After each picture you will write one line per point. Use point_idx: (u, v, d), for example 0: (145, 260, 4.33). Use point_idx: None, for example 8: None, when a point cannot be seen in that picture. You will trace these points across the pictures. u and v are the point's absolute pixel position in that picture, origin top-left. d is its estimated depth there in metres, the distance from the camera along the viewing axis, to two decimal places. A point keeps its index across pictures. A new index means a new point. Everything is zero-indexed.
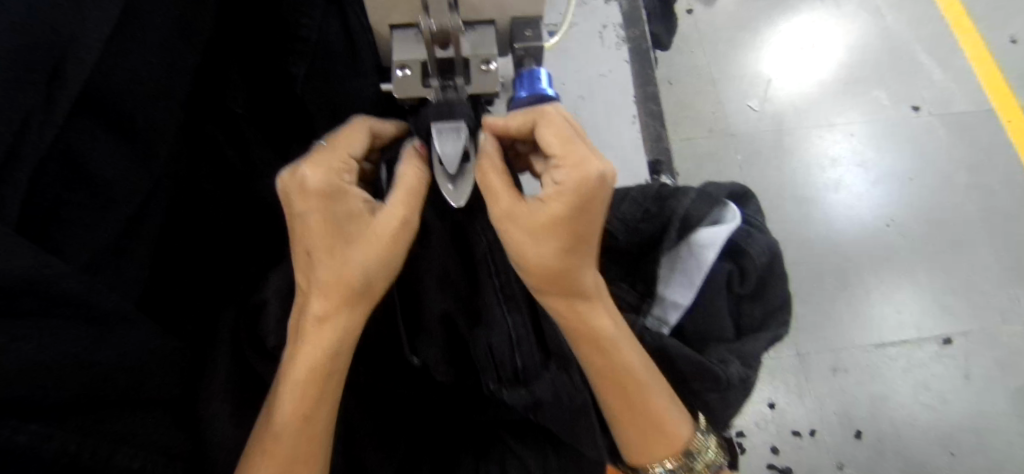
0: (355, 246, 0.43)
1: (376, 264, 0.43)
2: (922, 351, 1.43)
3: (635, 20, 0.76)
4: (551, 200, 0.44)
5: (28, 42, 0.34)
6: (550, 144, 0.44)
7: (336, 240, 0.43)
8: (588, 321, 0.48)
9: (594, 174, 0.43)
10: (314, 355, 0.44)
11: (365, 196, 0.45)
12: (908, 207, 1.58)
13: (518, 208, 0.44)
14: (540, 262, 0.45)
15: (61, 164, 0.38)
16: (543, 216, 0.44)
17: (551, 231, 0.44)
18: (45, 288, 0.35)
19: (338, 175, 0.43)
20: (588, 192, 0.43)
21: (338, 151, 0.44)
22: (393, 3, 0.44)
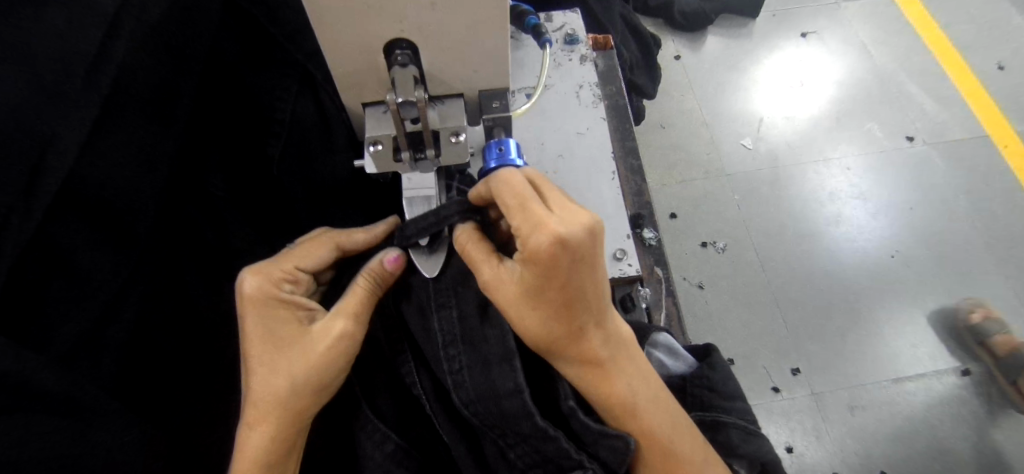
0: (285, 355, 0.46)
1: (293, 373, 0.46)
2: (940, 384, 1.39)
3: (610, 78, 0.78)
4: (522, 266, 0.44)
5: (4, 144, 0.35)
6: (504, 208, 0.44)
7: (267, 346, 0.46)
8: (610, 385, 0.47)
9: (543, 242, 0.41)
10: (249, 462, 0.44)
11: (306, 306, 0.49)
12: (912, 237, 1.56)
13: (499, 275, 0.45)
14: (537, 334, 0.45)
15: (39, 258, 0.38)
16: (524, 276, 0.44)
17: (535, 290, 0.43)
18: (21, 384, 0.35)
19: (276, 285, 0.48)
20: (544, 264, 0.42)
21: (282, 262, 0.48)
22: (365, 83, 0.46)
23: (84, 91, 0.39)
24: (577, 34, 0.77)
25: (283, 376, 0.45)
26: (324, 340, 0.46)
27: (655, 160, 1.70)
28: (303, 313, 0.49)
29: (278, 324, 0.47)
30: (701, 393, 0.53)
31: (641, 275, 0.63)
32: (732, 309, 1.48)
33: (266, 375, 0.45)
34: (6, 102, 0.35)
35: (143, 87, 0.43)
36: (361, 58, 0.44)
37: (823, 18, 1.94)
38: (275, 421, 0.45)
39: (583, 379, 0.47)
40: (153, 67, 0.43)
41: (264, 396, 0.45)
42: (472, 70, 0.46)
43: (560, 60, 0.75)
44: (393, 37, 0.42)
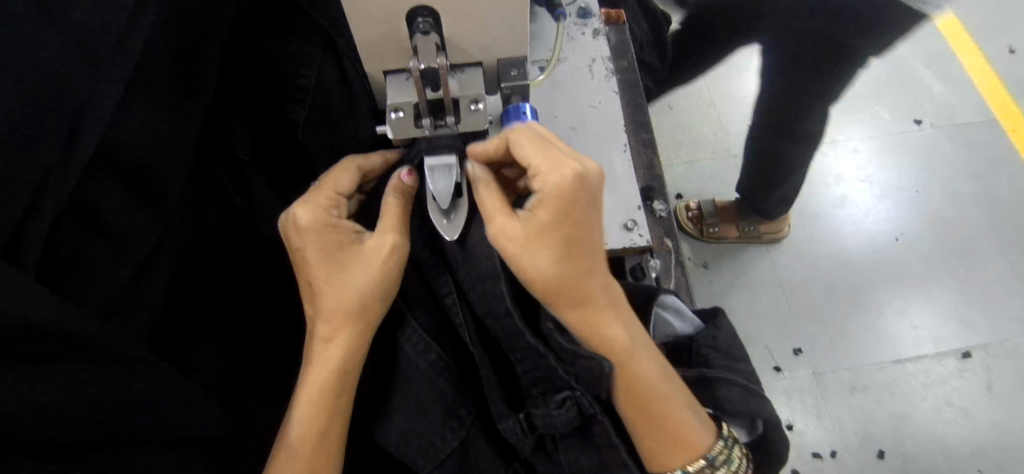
0: (344, 272, 0.48)
1: (351, 289, 0.48)
2: (941, 365, 1.41)
3: (623, 52, 0.79)
4: (536, 209, 0.46)
5: (48, 103, 0.37)
6: (525, 156, 0.46)
7: (327, 266, 0.48)
8: (590, 328, 0.48)
9: (569, 175, 0.44)
10: (325, 373, 0.47)
11: (354, 229, 0.50)
12: (917, 221, 1.57)
13: (505, 225, 0.46)
14: (538, 276, 0.46)
15: (78, 217, 0.40)
16: (533, 225, 0.46)
17: (542, 236, 0.46)
18: (64, 332, 0.37)
19: (326, 211, 0.49)
20: (567, 194, 0.45)
21: (329, 189, 0.49)
22: (386, 51, 0.47)
23: (117, 54, 0.40)
24: (590, 8, 0.77)
25: (345, 290, 0.48)
26: (377, 258, 0.48)
27: (663, 141, 1.71)
28: (352, 235, 0.50)
29: (337, 244, 0.49)
30: (706, 351, 0.56)
31: (651, 245, 0.64)
32: (735, 289, 1.51)
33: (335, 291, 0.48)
34: (47, 64, 0.37)
35: (172, 52, 0.44)
36: (384, 27, 0.45)
37: None
38: (338, 332, 0.48)
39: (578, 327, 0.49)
40: (180, 32, 0.44)
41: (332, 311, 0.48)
42: (493, 38, 0.47)
43: (574, 34, 0.75)
44: (416, 5, 0.43)
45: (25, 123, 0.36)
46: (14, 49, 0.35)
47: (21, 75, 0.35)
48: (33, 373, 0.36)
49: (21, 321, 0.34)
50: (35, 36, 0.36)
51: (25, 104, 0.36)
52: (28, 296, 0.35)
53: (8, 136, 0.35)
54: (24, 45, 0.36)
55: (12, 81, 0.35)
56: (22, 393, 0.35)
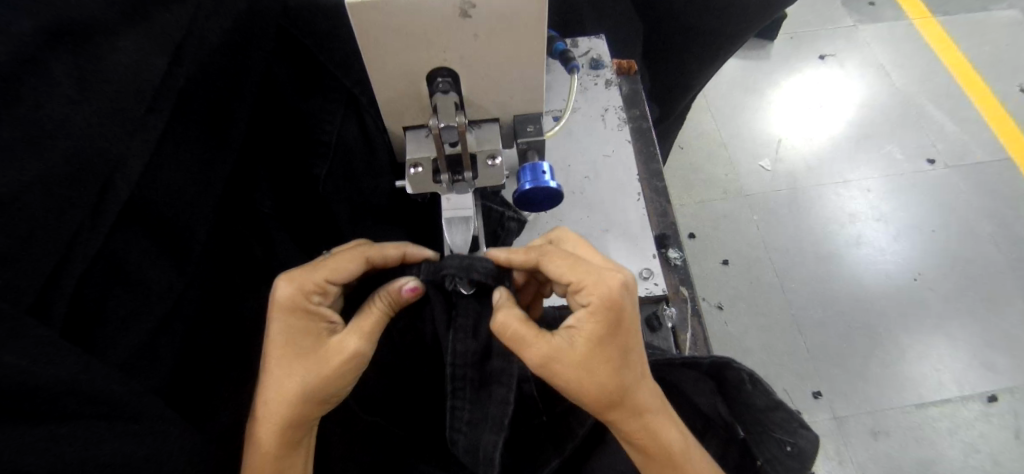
0: (302, 364, 0.46)
1: (323, 384, 0.46)
2: (967, 410, 1.36)
3: (635, 101, 0.81)
4: (584, 322, 0.46)
5: (81, 164, 0.38)
6: (562, 272, 0.49)
7: (291, 355, 0.46)
8: (647, 434, 0.46)
9: (614, 286, 0.46)
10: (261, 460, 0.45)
11: (327, 318, 0.49)
12: (936, 260, 1.55)
13: (554, 344, 0.45)
14: (592, 394, 0.45)
15: (105, 271, 0.41)
16: (581, 338, 0.45)
17: (592, 350, 0.45)
18: (85, 389, 0.37)
19: (306, 296, 0.48)
20: (615, 306, 0.46)
21: (314, 274, 0.48)
22: (407, 109, 0.48)
23: (148, 114, 0.42)
24: (602, 59, 0.79)
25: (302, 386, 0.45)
26: (350, 346, 0.47)
27: (675, 181, 1.72)
28: (323, 323, 0.49)
29: (303, 330, 0.47)
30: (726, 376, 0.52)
31: (666, 293, 0.64)
32: (751, 329, 1.48)
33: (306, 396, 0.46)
34: (83, 126, 0.38)
35: (201, 111, 0.46)
36: (405, 85, 0.46)
37: (840, 42, 1.95)
38: (303, 423, 0.46)
39: (634, 434, 0.46)
40: (210, 91, 0.46)
41: (285, 402, 0.45)
42: (509, 97, 0.49)
43: (586, 84, 0.77)
44: (436, 66, 0.45)
45: (58, 183, 0.37)
46: (55, 110, 0.37)
47: (60, 136, 0.37)
48: (57, 433, 0.36)
49: (47, 382, 0.35)
50: (74, 99, 0.37)
51: (62, 165, 0.37)
52: (52, 356, 0.36)
53: (43, 196, 0.36)
54: (66, 107, 0.37)
55: (52, 143, 0.37)
56: (46, 451, 0.35)
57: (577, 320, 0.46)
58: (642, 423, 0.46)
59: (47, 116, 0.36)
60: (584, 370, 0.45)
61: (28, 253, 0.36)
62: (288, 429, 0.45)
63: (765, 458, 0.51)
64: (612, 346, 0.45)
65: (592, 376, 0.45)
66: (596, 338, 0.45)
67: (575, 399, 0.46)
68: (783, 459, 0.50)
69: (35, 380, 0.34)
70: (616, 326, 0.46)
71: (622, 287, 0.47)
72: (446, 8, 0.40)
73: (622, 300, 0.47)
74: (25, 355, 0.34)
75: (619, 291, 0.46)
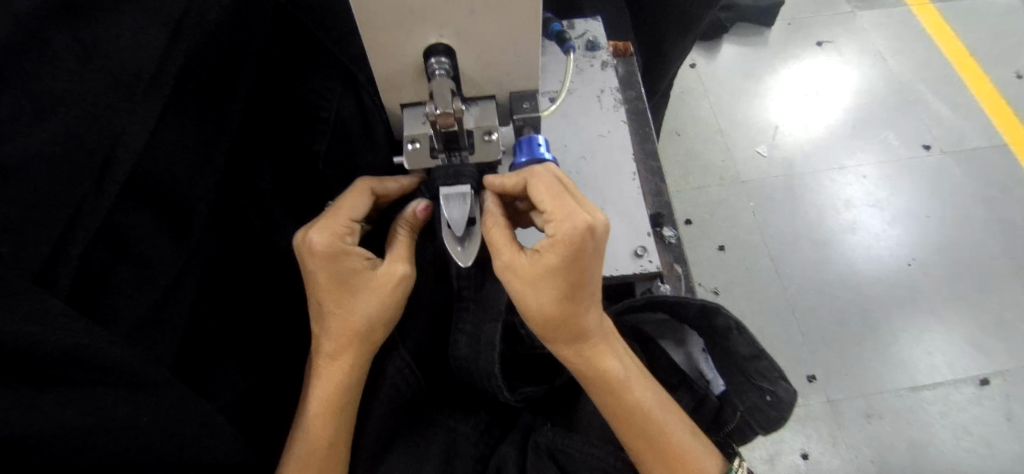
0: (361, 298, 0.49)
1: (383, 311, 0.50)
2: (959, 393, 1.38)
3: (631, 83, 0.81)
4: (546, 251, 0.47)
5: (83, 137, 0.39)
6: (541, 201, 0.48)
7: (341, 293, 0.49)
8: (587, 361, 0.51)
9: (580, 226, 0.45)
10: (331, 389, 0.50)
11: (365, 256, 0.50)
12: (932, 246, 1.56)
13: (516, 259, 0.48)
14: (540, 311, 0.49)
15: (109, 243, 0.42)
16: (539, 265, 0.47)
17: (544, 278, 0.48)
18: (91, 357, 0.38)
19: (341, 238, 0.49)
20: (577, 245, 0.46)
21: (342, 214, 0.49)
22: (405, 85, 0.49)
23: (149, 90, 0.43)
24: (598, 41, 0.80)
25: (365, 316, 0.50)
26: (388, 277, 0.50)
27: (672, 168, 1.72)
28: (362, 261, 0.50)
29: (349, 270, 0.49)
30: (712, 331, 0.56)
31: (661, 271, 0.65)
32: (747, 314, 1.49)
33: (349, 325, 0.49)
34: (84, 100, 0.39)
35: (199, 86, 0.47)
36: (402, 62, 0.47)
37: (838, 28, 1.95)
38: (362, 350, 0.51)
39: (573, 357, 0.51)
40: (208, 67, 0.47)
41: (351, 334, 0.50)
42: (506, 73, 0.49)
43: (583, 66, 0.78)
44: (431, 43, 0.46)
45: (61, 156, 0.38)
46: (56, 83, 0.37)
47: (62, 109, 0.38)
48: (62, 397, 0.37)
49: (53, 346, 0.36)
50: (75, 73, 0.38)
51: (65, 137, 0.38)
52: (60, 322, 0.37)
53: (47, 169, 0.37)
54: (67, 80, 0.38)
55: (54, 117, 0.37)
56: (52, 413, 0.36)
57: (542, 246, 0.47)
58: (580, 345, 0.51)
59: (49, 89, 0.37)
60: (533, 289, 0.48)
61: (33, 225, 0.37)
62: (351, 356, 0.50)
63: (746, 406, 0.55)
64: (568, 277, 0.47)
65: (537, 295, 0.48)
66: (553, 267, 0.47)
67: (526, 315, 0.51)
68: (762, 411, 0.54)
69: (44, 343, 0.36)
70: (576, 262, 0.46)
71: (586, 229, 0.45)
72: None
73: (585, 242, 0.46)
74: (32, 320, 0.35)
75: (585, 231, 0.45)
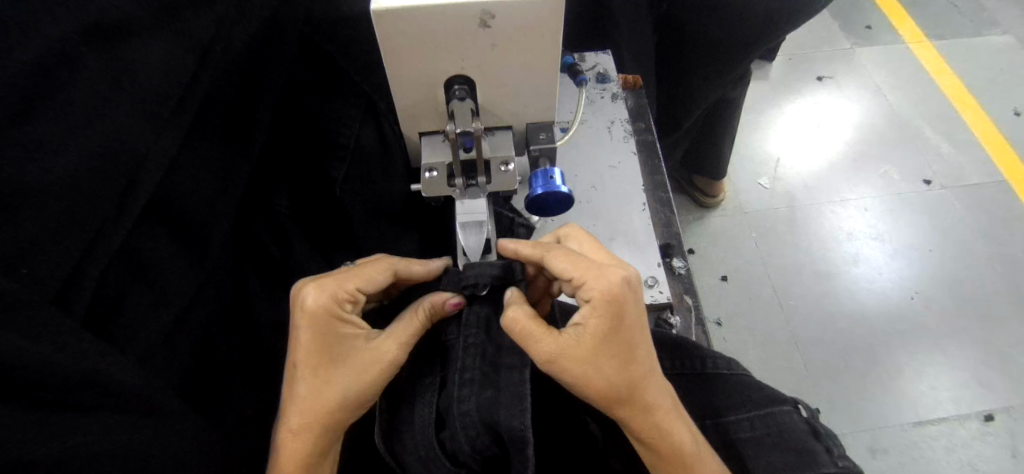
0: (341, 372, 0.47)
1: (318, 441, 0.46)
2: (963, 428, 1.37)
3: (640, 115, 0.83)
4: (589, 318, 0.47)
5: (110, 158, 0.39)
6: (564, 268, 0.49)
7: (324, 361, 0.47)
8: (655, 431, 0.47)
9: (618, 281, 0.47)
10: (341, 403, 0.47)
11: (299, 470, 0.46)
12: (934, 280, 1.56)
13: (560, 343, 0.46)
14: (600, 388, 0.46)
15: (126, 265, 0.42)
16: (587, 338, 0.46)
17: (597, 350, 0.46)
18: (105, 380, 0.38)
19: None
20: (614, 299, 0.47)
21: None
22: (423, 115, 0.50)
23: (173, 114, 0.43)
24: (608, 74, 0.81)
25: (388, 356, 0.48)
26: (428, 316, 0.50)
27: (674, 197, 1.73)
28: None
29: None
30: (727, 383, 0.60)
31: (671, 301, 0.65)
32: (749, 345, 1.49)
33: (518, 317, 0.46)
34: (112, 121, 0.39)
35: (221, 114, 0.48)
36: (421, 92, 0.48)
37: (837, 64, 1.98)
38: (330, 425, 0.47)
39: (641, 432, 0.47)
40: (231, 96, 0.48)
41: (322, 413, 0.46)
42: (523, 106, 0.50)
43: (593, 97, 0.79)
44: (454, 73, 0.46)
45: (88, 176, 0.38)
46: (86, 104, 0.38)
47: (88, 131, 0.38)
48: (73, 422, 0.36)
49: (67, 372, 0.36)
50: (103, 95, 0.39)
51: (92, 158, 0.38)
52: (78, 343, 0.37)
53: (73, 189, 0.38)
54: (95, 103, 0.38)
55: (80, 138, 0.38)
56: (61, 437, 0.35)
57: (581, 319, 0.47)
58: (643, 413, 0.47)
59: (76, 108, 0.37)
60: (590, 364, 0.46)
61: (56, 245, 0.37)
62: (316, 433, 0.46)
63: None
64: (615, 339, 0.46)
65: (598, 373, 0.46)
66: (600, 331, 0.46)
67: (578, 393, 0.47)
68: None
69: (57, 367, 0.35)
70: (618, 319, 0.46)
71: (623, 281, 0.47)
72: (467, 17, 0.42)
73: (623, 296, 0.47)
74: (48, 344, 0.35)
75: (620, 285, 0.47)
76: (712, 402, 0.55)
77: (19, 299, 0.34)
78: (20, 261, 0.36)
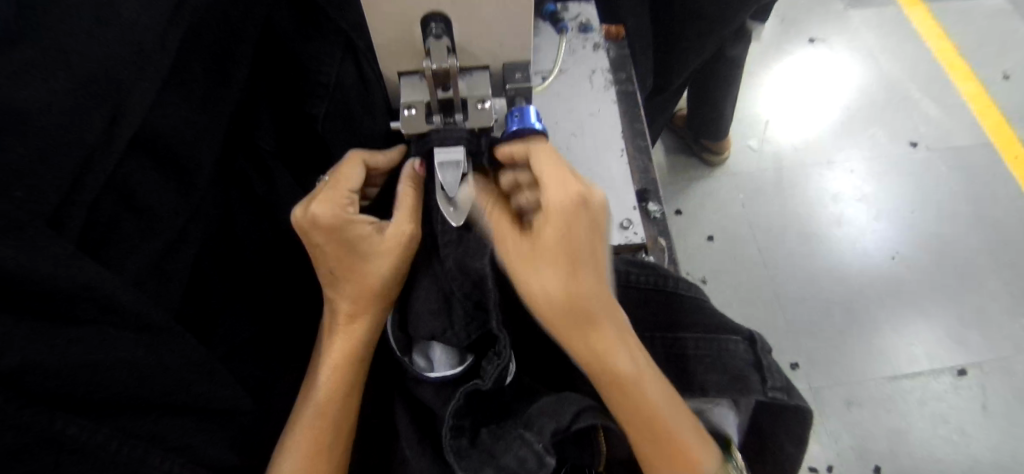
0: (369, 259, 0.51)
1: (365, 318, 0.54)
2: (937, 383, 1.42)
3: (622, 65, 0.84)
4: (543, 229, 0.49)
5: (98, 89, 0.41)
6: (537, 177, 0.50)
7: (350, 255, 0.51)
8: (596, 355, 0.50)
9: (572, 195, 0.48)
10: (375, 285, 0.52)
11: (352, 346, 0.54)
12: (915, 240, 1.60)
13: (516, 245, 0.49)
14: (545, 302, 0.49)
15: (117, 194, 0.44)
16: (539, 248, 0.48)
17: (545, 259, 0.48)
18: (101, 297, 0.40)
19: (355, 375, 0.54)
20: (569, 215, 0.48)
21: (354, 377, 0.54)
22: (401, 53, 0.51)
23: (156, 47, 0.44)
24: (591, 23, 0.82)
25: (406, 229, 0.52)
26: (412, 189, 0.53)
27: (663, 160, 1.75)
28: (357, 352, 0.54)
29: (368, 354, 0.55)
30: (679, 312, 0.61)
31: (645, 243, 0.68)
32: (733, 303, 1.53)
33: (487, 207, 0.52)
34: (99, 52, 0.40)
35: (203, 50, 0.49)
36: (400, 29, 0.49)
37: (829, 26, 1.98)
38: (377, 303, 0.53)
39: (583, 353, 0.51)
40: (212, 33, 0.49)
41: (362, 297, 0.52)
42: (499, 44, 0.52)
43: (575, 47, 0.80)
44: (428, 11, 0.48)
45: (78, 104, 0.40)
46: (72, 33, 0.39)
47: (76, 60, 0.39)
48: (71, 334, 0.39)
49: (65, 287, 0.38)
50: (90, 27, 0.40)
51: (80, 87, 0.40)
52: (75, 262, 0.39)
53: (65, 118, 0.39)
54: (83, 34, 0.39)
55: (74, 68, 0.39)
56: (61, 348, 0.38)
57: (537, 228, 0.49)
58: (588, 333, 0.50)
59: (62, 37, 0.38)
60: (535, 274, 0.48)
61: (50, 170, 0.39)
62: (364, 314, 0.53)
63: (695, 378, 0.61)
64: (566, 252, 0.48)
65: (542, 285, 0.48)
66: (551, 245, 0.48)
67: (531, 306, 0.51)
68: (776, 410, 0.55)
69: (58, 281, 0.38)
70: (569, 232, 0.48)
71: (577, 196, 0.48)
72: None
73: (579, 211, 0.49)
74: (47, 261, 0.37)
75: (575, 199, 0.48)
76: (664, 320, 0.58)
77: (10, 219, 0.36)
78: (16, 184, 0.37)
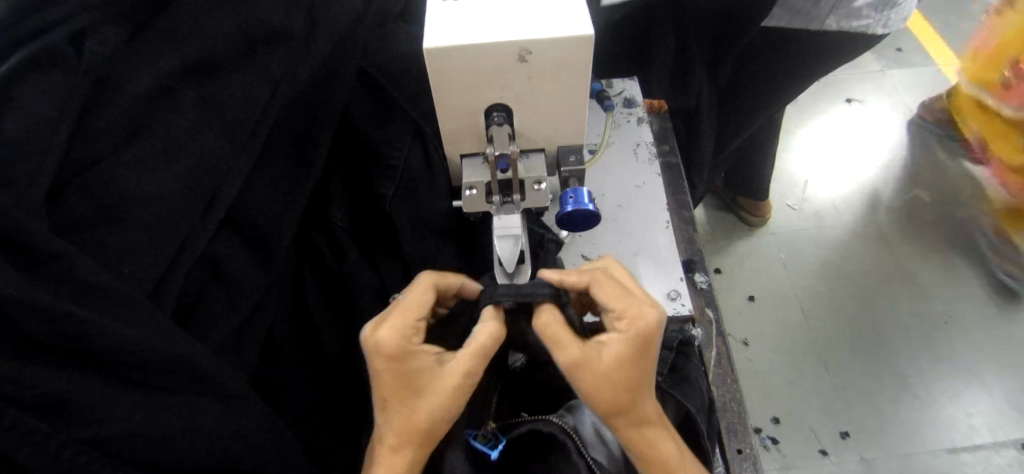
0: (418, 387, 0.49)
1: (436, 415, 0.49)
2: (1000, 456, 1.33)
3: (665, 138, 0.87)
4: (610, 343, 0.50)
5: (199, 178, 0.46)
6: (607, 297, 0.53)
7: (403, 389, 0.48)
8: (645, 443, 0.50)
9: (650, 322, 0.50)
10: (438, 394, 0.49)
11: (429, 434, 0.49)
12: (968, 306, 1.53)
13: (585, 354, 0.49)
14: (607, 395, 0.49)
15: (205, 270, 0.49)
16: (613, 345, 0.49)
17: (619, 365, 0.49)
18: (191, 367, 0.44)
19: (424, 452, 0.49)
20: (646, 338, 0.50)
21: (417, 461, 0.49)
22: (465, 139, 0.56)
23: (250, 136, 0.50)
24: (635, 99, 0.86)
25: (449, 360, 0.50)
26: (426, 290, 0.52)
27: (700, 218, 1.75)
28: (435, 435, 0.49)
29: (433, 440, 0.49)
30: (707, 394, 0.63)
31: (693, 314, 0.69)
32: (778, 367, 1.47)
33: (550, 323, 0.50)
34: (201, 145, 0.46)
35: (286, 142, 0.55)
36: (464, 118, 0.53)
37: (865, 85, 1.96)
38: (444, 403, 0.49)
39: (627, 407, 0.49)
40: (297, 126, 0.55)
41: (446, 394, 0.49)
42: (555, 131, 0.55)
43: (620, 121, 0.84)
44: (494, 102, 0.52)
45: (181, 191, 0.45)
46: (177, 129, 0.45)
47: (181, 154, 0.45)
48: (162, 402, 0.42)
49: (159, 358, 0.42)
50: (194, 123, 0.46)
51: (184, 177, 0.45)
52: (166, 335, 0.43)
53: (168, 201, 0.44)
54: (188, 126, 0.45)
55: (180, 163, 0.45)
56: (157, 417, 0.41)
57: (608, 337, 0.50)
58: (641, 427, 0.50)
59: (172, 138, 0.45)
60: (604, 377, 0.48)
61: (148, 247, 0.43)
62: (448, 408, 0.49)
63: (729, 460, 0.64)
64: (635, 369, 0.49)
65: (609, 388, 0.48)
66: (620, 359, 0.49)
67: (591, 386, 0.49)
68: None
69: (154, 351, 0.41)
70: (644, 347, 0.49)
71: (655, 323, 0.50)
72: (506, 54, 0.47)
73: (652, 334, 0.50)
74: (146, 335, 0.41)
75: (651, 324, 0.50)
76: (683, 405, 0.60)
77: (122, 294, 0.41)
78: (123, 262, 0.42)
